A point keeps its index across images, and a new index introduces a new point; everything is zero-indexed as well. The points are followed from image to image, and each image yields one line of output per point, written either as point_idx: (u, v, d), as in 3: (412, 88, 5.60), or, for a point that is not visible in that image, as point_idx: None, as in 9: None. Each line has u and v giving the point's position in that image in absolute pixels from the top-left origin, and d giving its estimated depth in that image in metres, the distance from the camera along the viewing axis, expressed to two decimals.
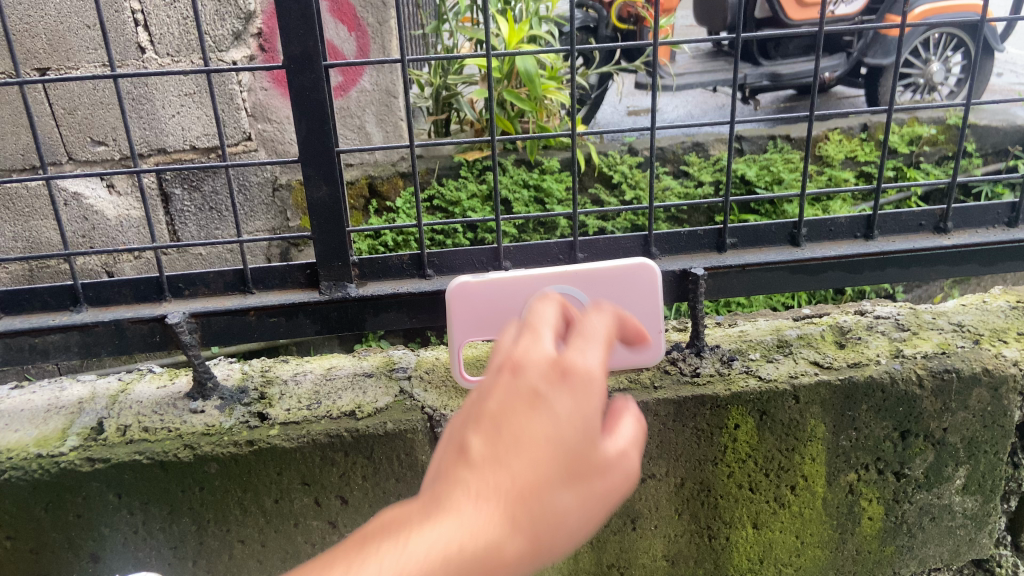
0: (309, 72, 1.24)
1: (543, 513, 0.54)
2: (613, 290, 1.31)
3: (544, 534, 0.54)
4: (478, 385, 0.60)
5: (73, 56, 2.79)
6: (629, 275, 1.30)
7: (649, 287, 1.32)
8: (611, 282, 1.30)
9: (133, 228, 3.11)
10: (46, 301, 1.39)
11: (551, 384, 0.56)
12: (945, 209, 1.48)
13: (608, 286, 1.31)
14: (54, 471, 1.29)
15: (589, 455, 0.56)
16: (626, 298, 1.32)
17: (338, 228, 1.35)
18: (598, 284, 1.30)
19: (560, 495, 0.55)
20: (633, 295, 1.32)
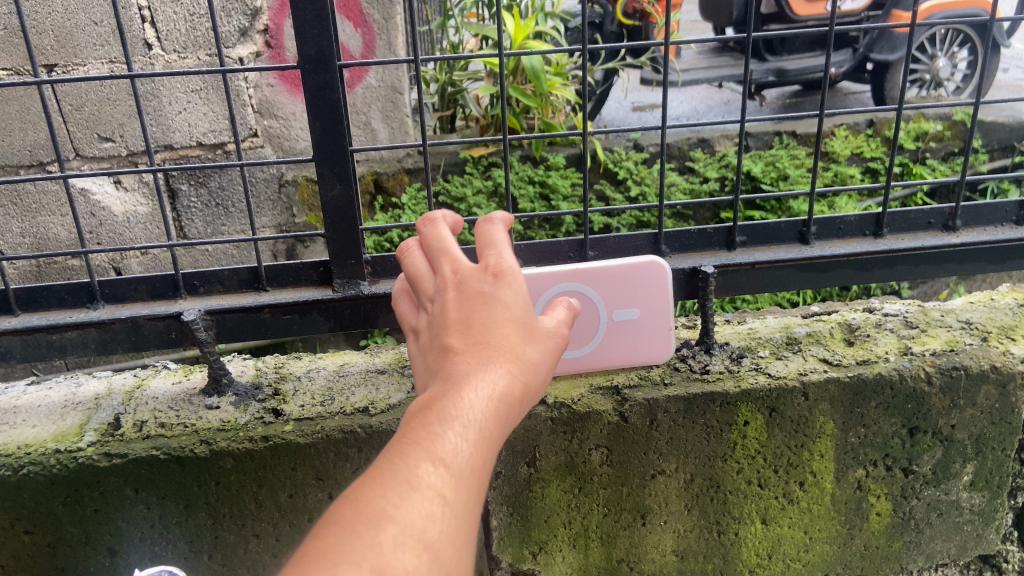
0: (323, 71, 1.25)
1: (528, 366, 0.81)
2: (624, 289, 1.33)
3: (531, 380, 0.81)
4: (433, 314, 0.86)
5: (80, 52, 2.80)
6: (639, 273, 1.32)
7: (660, 285, 1.34)
8: (621, 281, 1.32)
9: (141, 224, 3.12)
10: (63, 299, 1.40)
11: (491, 284, 0.85)
12: (954, 207, 1.49)
13: (619, 285, 1.32)
14: (72, 466, 1.31)
15: (534, 322, 0.84)
16: (637, 297, 1.34)
17: (352, 226, 1.36)
18: (609, 283, 1.31)
19: (530, 353, 0.82)
20: (644, 294, 1.34)
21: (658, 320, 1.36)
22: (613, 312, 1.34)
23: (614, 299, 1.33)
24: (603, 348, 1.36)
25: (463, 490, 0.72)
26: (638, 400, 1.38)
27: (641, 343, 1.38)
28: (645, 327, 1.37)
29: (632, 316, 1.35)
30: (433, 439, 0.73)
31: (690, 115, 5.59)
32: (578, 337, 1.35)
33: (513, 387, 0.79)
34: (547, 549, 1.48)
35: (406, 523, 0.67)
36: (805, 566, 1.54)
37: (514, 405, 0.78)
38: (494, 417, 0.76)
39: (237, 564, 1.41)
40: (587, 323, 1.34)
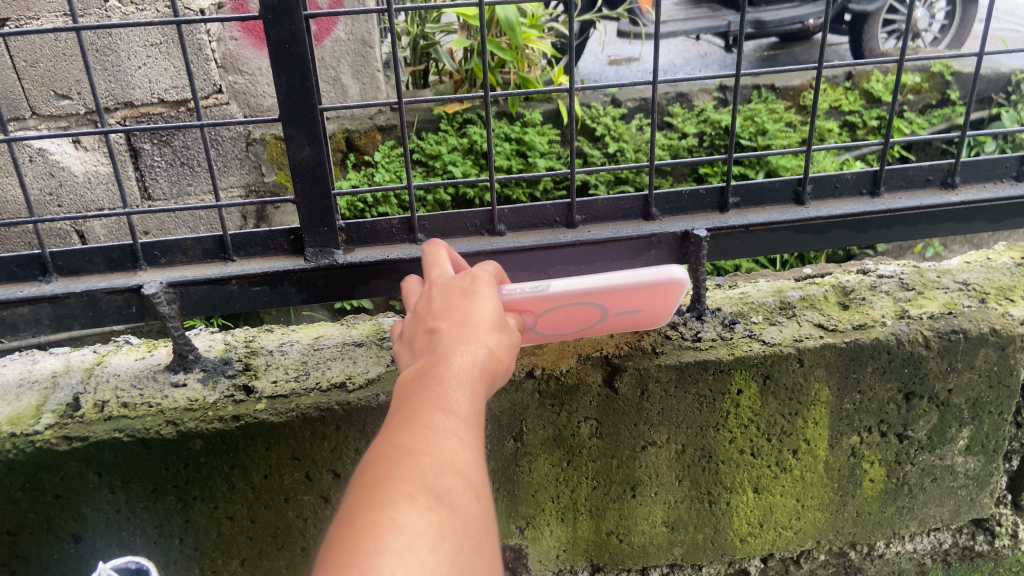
0: (288, 23, 1.14)
1: (506, 342, 0.93)
2: (633, 298, 1.16)
3: (509, 356, 0.93)
4: (418, 312, 0.99)
5: (32, 5, 2.66)
6: (654, 289, 1.14)
7: (673, 297, 1.17)
8: (631, 294, 1.14)
9: (102, 185, 2.99)
10: (13, 271, 1.31)
11: (470, 284, 0.99)
12: (953, 163, 1.43)
13: (629, 296, 1.15)
14: (29, 451, 1.22)
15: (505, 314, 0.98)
16: (643, 303, 1.18)
17: (323, 190, 1.27)
18: (617, 297, 1.15)
19: (507, 335, 0.94)
20: (652, 301, 1.18)
21: (658, 314, 1.23)
22: (612, 314, 1.20)
23: (620, 305, 1.18)
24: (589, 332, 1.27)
25: (473, 431, 0.80)
26: (629, 369, 1.32)
27: (628, 328, 1.27)
28: (641, 319, 1.24)
29: (632, 314, 1.21)
30: (442, 391, 0.81)
31: (668, 68, 5.48)
32: (568, 327, 1.23)
33: (495, 355, 0.90)
34: (534, 523, 1.44)
35: (439, 454, 0.74)
36: (796, 534, 1.51)
37: (497, 370, 0.89)
38: (482, 379, 0.86)
39: (210, 547, 1.35)
40: (583, 320, 1.21)
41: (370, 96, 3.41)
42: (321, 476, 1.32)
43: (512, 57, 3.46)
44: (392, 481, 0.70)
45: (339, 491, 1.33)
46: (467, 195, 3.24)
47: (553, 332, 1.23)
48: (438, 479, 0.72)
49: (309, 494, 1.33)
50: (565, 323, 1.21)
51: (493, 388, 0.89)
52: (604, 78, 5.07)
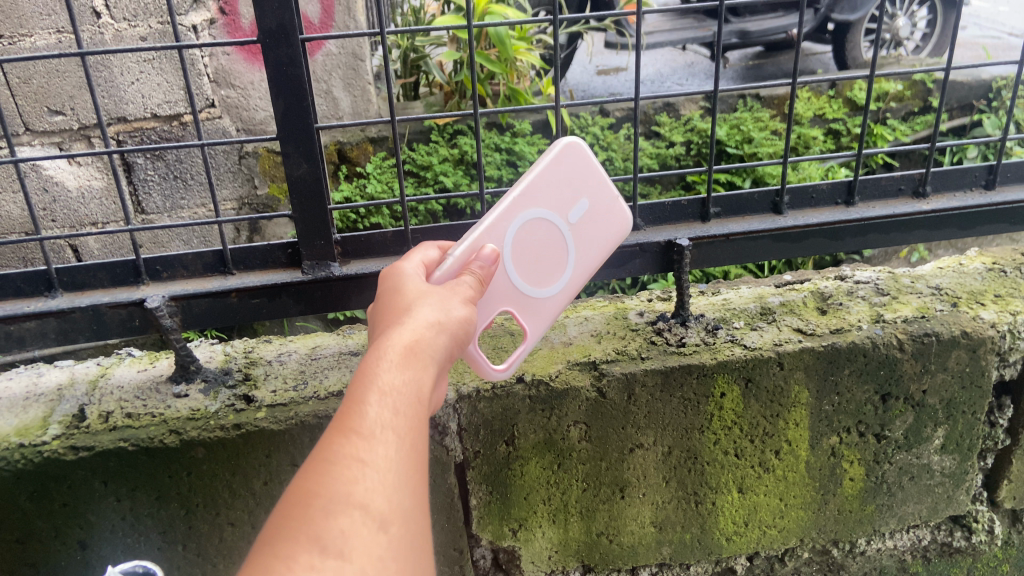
0: (285, 46, 1.19)
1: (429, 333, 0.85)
2: (559, 191, 1.19)
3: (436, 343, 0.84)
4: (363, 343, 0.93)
5: (26, 22, 2.73)
6: (559, 164, 1.18)
7: (583, 159, 1.19)
8: (552, 183, 1.18)
9: (96, 200, 3.03)
10: (19, 287, 1.35)
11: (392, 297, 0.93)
12: (924, 173, 1.49)
13: (550, 188, 1.18)
14: (37, 461, 1.27)
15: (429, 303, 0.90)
16: (572, 189, 1.19)
17: (319, 206, 1.32)
18: (540, 192, 1.17)
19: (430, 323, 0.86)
20: (579, 184, 1.20)
21: (606, 204, 1.22)
22: (561, 222, 1.19)
23: (558, 205, 1.19)
24: (572, 270, 1.22)
25: (381, 446, 0.72)
26: (615, 374, 1.37)
27: (597, 240, 1.23)
28: (597, 220, 1.22)
29: (582, 213, 1.21)
30: (343, 416, 0.74)
31: (655, 78, 5.56)
32: (544, 269, 1.20)
33: (411, 350, 0.81)
34: (526, 525, 1.49)
35: (330, 493, 0.68)
36: (780, 532, 1.56)
37: (417, 364, 0.81)
38: (400, 381, 0.78)
39: (212, 553, 1.39)
40: (546, 249, 1.20)
41: (361, 109, 3.47)
42: None
43: (500, 69, 3.53)
44: (278, 543, 0.65)
45: None
46: (458, 205, 3.30)
47: (534, 282, 1.20)
48: (329, 525, 0.66)
49: None
50: (537, 261, 1.19)
51: (422, 383, 0.80)
52: (593, 88, 5.15)
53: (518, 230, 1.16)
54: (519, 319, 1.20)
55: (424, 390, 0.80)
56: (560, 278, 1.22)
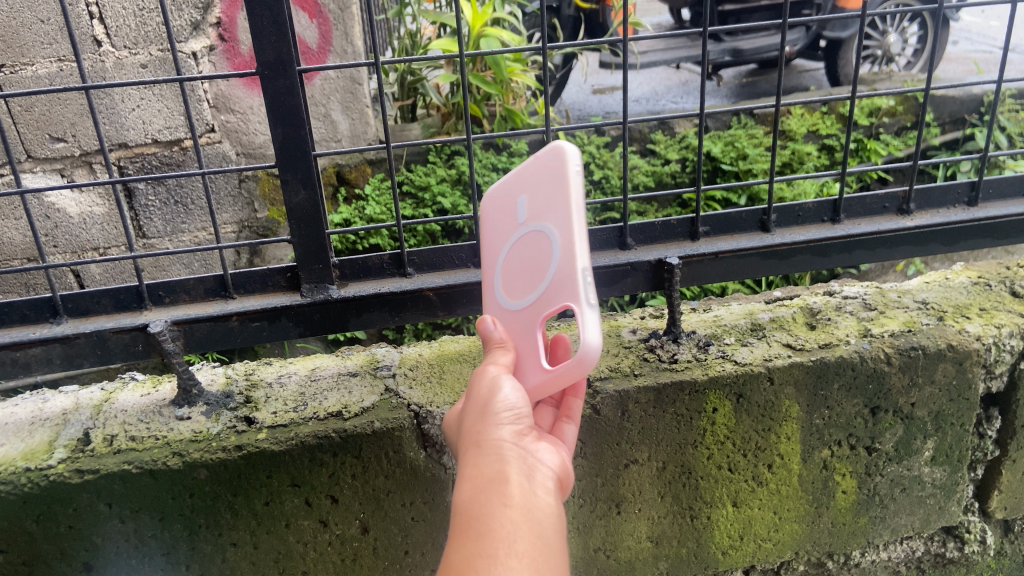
0: (283, 78, 1.23)
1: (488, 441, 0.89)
2: (503, 221, 1.17)
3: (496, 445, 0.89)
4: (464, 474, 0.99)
5: (28, 51, 2.79)
6: (490, 214, 1.20)
7: (499, 188, 1.19)
8: (497, 223, 1.19)
9: (97, 225, 3.07)
10: (26, 315, 1.38)
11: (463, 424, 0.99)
12: (908, 191, 1.53)
13: (497, 232, 1.19)
14: (43, 484, 1.29)
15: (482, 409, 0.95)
16: (508, 205, 1.16)
17: (318, 231, 1.36)
18: (496, 239, 1.19)
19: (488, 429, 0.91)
20: (513, 195, 1.15)
21: (531, 172, 1.11)
22: (516, 232, 1.13)
23: (509, 228, 1.16)
24: (550, 235, 1.05)
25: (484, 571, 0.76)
26: (609, 392, 1.39)
27: (545, 196, 1.07)
28: (533, 190, 1.11)
29: (524, 205, 1.12)
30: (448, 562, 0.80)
31: (650, 96, 5.63)
32: (536, 271, 1.08)
33: (479, 470, 0.86)
34: None
35: None
36: (775, 546, 1.58)
37: (488, 477, 0.85)
38: (476, 501, 0.83)
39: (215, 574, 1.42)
40: (529, 258, 1.10)
41: (359, 132, 3.52)
42: (321, 502, 1.39)
43: (496, 90, 3.58)
44: None
45: (337, 515, 1.40)
46: (456, 225, 3.34)
47: (539, 285, 1.07)
48: None
49: (309, 519, 1.40)
50: (529, 275, 1.10)
51: (501, 487, 0.84)
52: (588, 107, 5.21)
53: (505, 282, 1.16)
54: (559, 308, 1.02)
55: (503, 494, 0.82)
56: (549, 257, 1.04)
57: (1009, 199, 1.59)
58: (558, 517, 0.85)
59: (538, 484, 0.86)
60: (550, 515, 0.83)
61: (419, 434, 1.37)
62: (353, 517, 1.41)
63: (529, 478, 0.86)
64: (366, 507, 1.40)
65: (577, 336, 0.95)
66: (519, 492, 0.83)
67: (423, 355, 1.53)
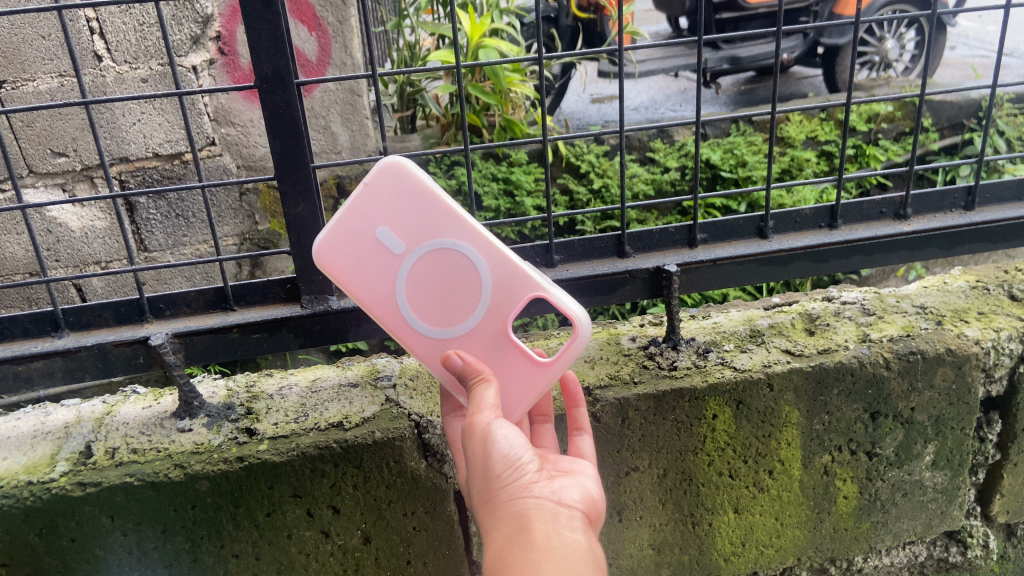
0: (281, 91, 1.24)
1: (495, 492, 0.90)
2: (372, 263, 1.13)
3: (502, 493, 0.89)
4: None
5: (28, 67, 2.81)
6: (345, 272, 1.14)
7: (330, 241, 1.13)
8: (363, 275, 1.14)
9: (99, 239, 3.08)
10: (27, 329, 1.39)
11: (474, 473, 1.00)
12: (905, 196, 1.53)
13: (370, 281, 1.14)
14: (45, 497, 1.30)
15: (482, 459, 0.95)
16: (369, 246, 1.13)
17: (317, 242, 1.37)
18: (373, 284, 1.14)
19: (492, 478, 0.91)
20: (366, 243, 1.13)
21: (379, 206, 1.11)
22: (400, 265, 1.12)
23: (388, 266, 1.13)
24: (458, 248, 1.10)
25: None
26: (609, 400, 1.40)
27: (422, 215, 1.11)
28: (395, 218, 1.11)
29: (393, 237, 1.12)
30: None
31: (648, 105, 5.65)
32: (461, 286, 1.12)
33: (499, 528, 0.86)
34: None
35: None
36: (777, 552, 1.58)
37: (506, 531, 0.85)
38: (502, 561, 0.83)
39: None
40: (440, 280, 1.12)
41: (359, 143, 3.53)
42: (322, 512, 1.39)
43: (495, 100, 3.60)
44: None
45: (339, 525, 1.41)
46: None
47: (477, 296, 1.12)
48: None
49: (310, 530, 1.40)
50: (454, 295, 1.12)
51: (519, 536, 0.84)
52: (587, 117, 5.23)
53: (415, 317, 1.14)
54: (517, 305, 1.11)
55: (527, 546, 0.83)
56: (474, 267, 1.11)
57: (1006, 203, 1.59)
58: (591, 547, 0.86)
59: (563, 522, 0.87)
60: (580, 553, 0.84)
61: (419, 444, 1.37)
62: (355, 527, 1.41)
63: (551, 520, 0.86)
64: (368, 518, 1.40)
65: (568, 314, 1.05)
66: (543, 541, 0.84)
67: (423, 364, 1.54)
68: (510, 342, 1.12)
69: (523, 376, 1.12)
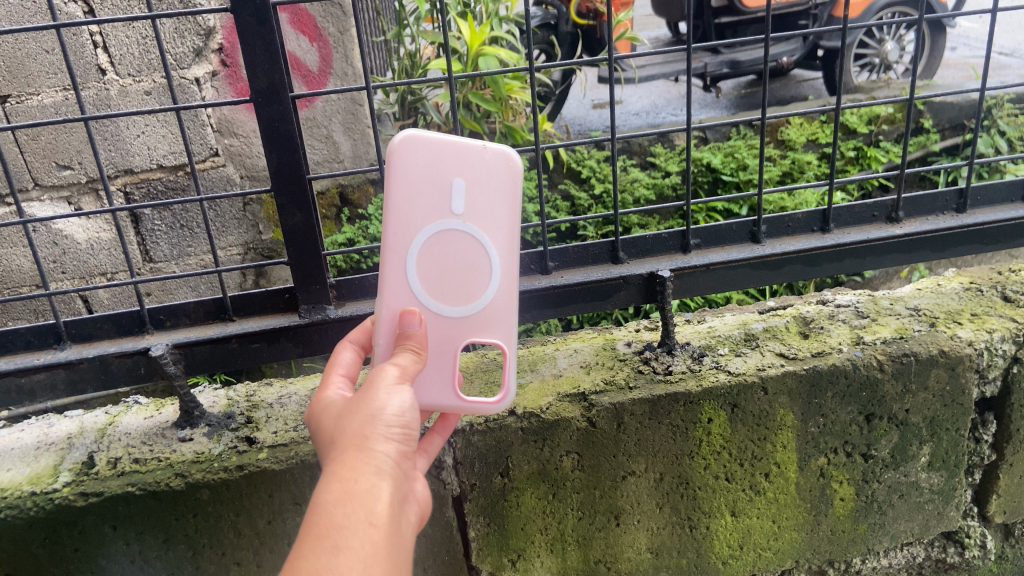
0: (275, 104, 1.26)
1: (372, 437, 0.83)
2: (425, 195, 1.08)
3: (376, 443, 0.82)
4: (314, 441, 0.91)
5: (33, 81, 2.84)
6: (405, 172, 1.07)
7: (425, 145, 1.07)
8: (412, 189, 1.08)
9: (104, 250, 3.10)
10: (30, 341, 1.41)
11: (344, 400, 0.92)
12: (896, 199, 1.54)
13: (412, 203, 1.08)
14: (49, 508, 1.32)
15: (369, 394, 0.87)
16: (438, 182, 1.08)
17: (314, 252, 1.38)
18: (411, 208, 1.08)
19: (379, 420, 0.84)
20: (439, 174, 1.08)
21: (480, 169, 1.09)
22: (444, 220, 1.09)
23: (434, 209, 1.08)
24: (494, 260, 1.10)
25: None
26: (604, 405, 1.41)
27: (496, 211, 1.10)
28: (478, 190, 1.09)
29: (463, 197, 1.09)
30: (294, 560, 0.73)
31: (649, 110, 5.67)
32: (467, 280, 1.11)
33: (355, 467, 0.79)
34: (525, 555, 1.51)
35: None
36: (775, 554, 1.59)
37: (360, 476, 0.79)
38: (345, 505, 0.76)
39: None
40: (459, 260, 1.10)
41: (361, 151, 3.56)
42: None
43: (496, 108, 3.62)
44: None
45: None
46: None
47: (468, 299, 1.11)
48: None
49: None
50: (454, 279, 1.10)
51: (372, 495, 0.78)
52: (589, 122, 5.26)
53: (415, 264, 1.09)
54: (482, 338, 1.12)
55: (374, 516, 0.77)
56: (489, 281, 1.11)
57: (997, 205, 1.60)
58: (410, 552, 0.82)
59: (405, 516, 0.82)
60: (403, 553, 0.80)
61: None
62: None
63: (401, 504, 0.81)
64: None
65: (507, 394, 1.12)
66: (388, 518, 0.78)
67: None
68: (452, 357, 1.12)
69: (437, 384, 1.12)
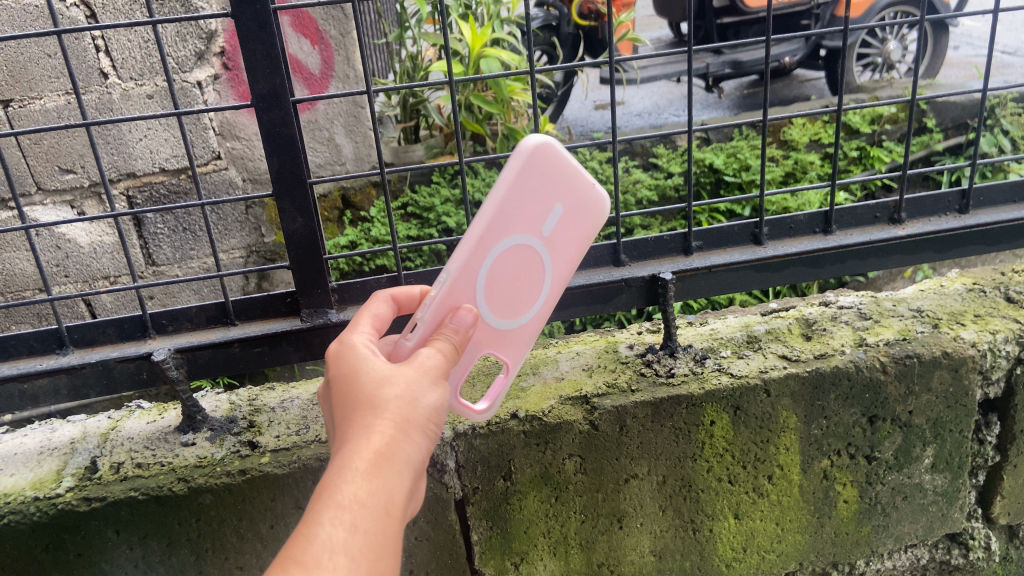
0: (276, 108, 1.26)
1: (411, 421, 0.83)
2: (528, 206, 1.06)
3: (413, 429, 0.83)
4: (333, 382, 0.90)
5: (35, 85, 2.85)
6: (526, 175, 1.04)
7: (553, 161, 1.05)
8: (522, 194, 1.05)
9: (107, 254, 3.11)
10: (32, 346, 1.41)
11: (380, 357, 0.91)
12: (898, 201, 1.54)
13: (516, 203, 1.05)
14: (52, 513, 1.32)
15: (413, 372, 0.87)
16: (543, 200, 1.07)
17: (315, 256, 1.38)
18: (510, 210, 1.05)
19: (420, 405, 0.84)
20: (547, 191, 1.07)
21: (579, 204, 1.09)
22: (533, 237, 1.08)
23: (529, 222, 1.07)
24: (545, 290, 1.13)
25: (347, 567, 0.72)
26: (607, 407, 1.41)
27: (570, 247, 1.11)
28: (569, 222, 1.10)
29: (555, 222, 1.09)
30: (313, 521, 0.74)
31: (651, 111, 5.67)
32: (516, 298, 1.11)
33: (390, 450, 0.80)
34: (528, 559, 1.51)
35: None
36: (779, 556, 1.58)
37: (392, 463, 0.79)
38: (373, 486, 0.77)
39: None
40: (522, 276, 1.10)
41: (363, 154, 3.56)
42: None
43: (498, 110, 3.62)
44: None
45: None
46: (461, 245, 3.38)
47: (510, 315, 1.12)
48: None
49: None
50: (507, 292, 1.10)
51: (398, 483, 0.79)
52: (591, 123, 5.25)
53: (489, 265, 1.07)
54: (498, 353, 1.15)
55: (395, 505, 0.78)
56: (533, 306, 1.13)
57: (1000, 206, 1.60)
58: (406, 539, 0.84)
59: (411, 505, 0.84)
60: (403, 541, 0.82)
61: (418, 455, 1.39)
62: None
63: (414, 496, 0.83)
64: None
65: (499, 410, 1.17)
66: (403, 509, 0.80)
67: None
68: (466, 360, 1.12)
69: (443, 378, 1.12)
